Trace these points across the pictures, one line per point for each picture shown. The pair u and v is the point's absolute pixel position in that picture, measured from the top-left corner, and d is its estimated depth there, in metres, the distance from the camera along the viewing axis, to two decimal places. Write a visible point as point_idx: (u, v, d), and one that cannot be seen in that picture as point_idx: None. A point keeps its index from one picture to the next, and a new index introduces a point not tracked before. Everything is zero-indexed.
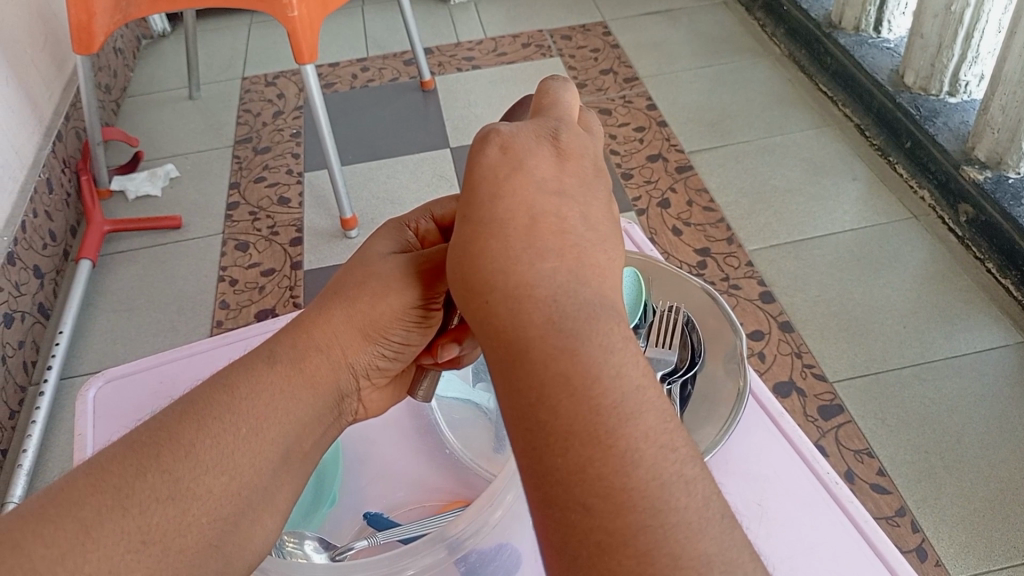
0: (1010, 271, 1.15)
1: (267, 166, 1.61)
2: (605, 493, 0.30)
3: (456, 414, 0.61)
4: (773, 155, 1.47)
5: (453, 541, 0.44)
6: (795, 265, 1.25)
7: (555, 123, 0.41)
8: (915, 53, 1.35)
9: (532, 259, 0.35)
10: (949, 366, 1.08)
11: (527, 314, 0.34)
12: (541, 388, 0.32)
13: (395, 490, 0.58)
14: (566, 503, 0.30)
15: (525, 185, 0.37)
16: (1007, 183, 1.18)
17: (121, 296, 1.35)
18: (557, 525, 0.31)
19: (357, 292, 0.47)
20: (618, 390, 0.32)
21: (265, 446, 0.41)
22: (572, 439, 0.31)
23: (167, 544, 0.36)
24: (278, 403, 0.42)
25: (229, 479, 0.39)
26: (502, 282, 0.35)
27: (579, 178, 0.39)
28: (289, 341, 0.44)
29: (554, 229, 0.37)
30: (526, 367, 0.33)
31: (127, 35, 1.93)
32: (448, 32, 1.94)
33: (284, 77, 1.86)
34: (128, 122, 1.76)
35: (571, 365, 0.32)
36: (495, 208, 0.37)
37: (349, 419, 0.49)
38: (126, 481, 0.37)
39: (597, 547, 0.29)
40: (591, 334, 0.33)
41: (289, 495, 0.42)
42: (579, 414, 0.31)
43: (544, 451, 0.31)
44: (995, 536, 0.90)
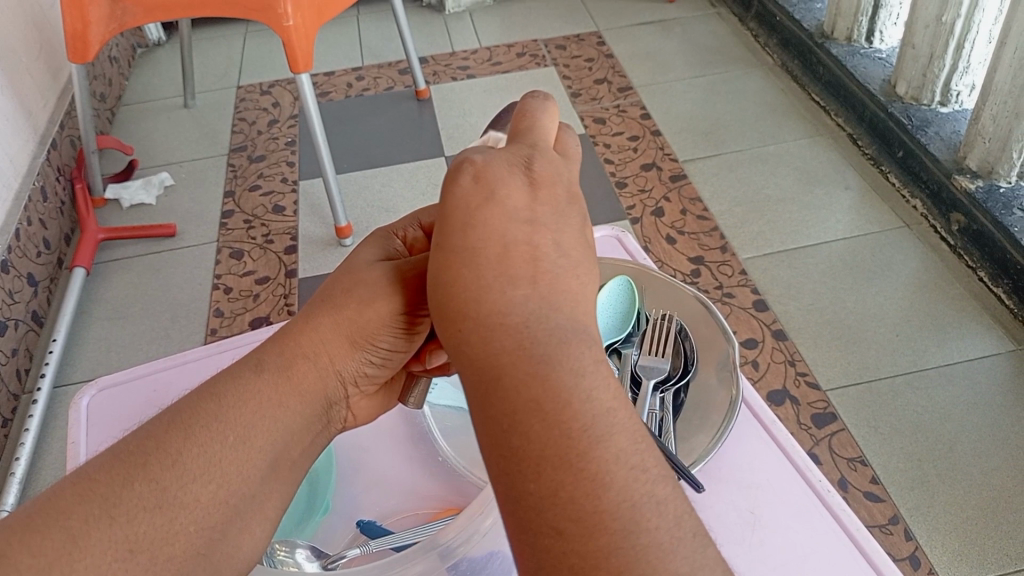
0: (1002, 280, 1.16)
1: (261, 174, 1.61)
2: (577, 516, 0.30)
3: (449, 422, 0.62)
4: (766, 164, 1.48)
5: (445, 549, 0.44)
6: (788, 273, 1.26)
7: (528, 153, 0.41)
8: (907, 63, 1.36)
9: (501, 284, 0.36)
10: (941, 375, 1.08)
11: (498, 341, 0.34)
12: (513, 415, 0.32)
13: (387, 499, 0.58)
14: (541, 527, 0.30)
15: (498, 215, 0.38)
16: (999, 192, 1.19)
17: (114, 304, 1.35)
18: (533, 550, 0.30)
19: (343, 300, 0.47)
20: (592, 411, 0.32)
21: (253, 454, 0.41)
22: (546, 461, 0.31)
23: (155, 553, 0.36)
24: (266, 410, 0.42)
25: (217, 487, 0.39)
26: (474, 311, 0.36)
27: (552, 206, 0.40)
28: (276, 349, 0.45)
29: (526, 257, 0.37)
30: (499, 394, 0.33)
31: (122, 43, 1.94)
32: (443, 42, 1.95)
33: (279, 86, 1.87)
34: (122, 130, 1.76)
35: (541, 391, 0.32)
36: (471, 236, 0.38)
37: (338, 427, 0.48)
38: (113, 489, 0.37)
39: (569, 569, 0.29)
40: (562, 359, 0.33)
41: (279, 503, 0.42)
42: (550, 439, 0.31)
43: (517, 476, 0.31)
44: (987, 544, 0.91)
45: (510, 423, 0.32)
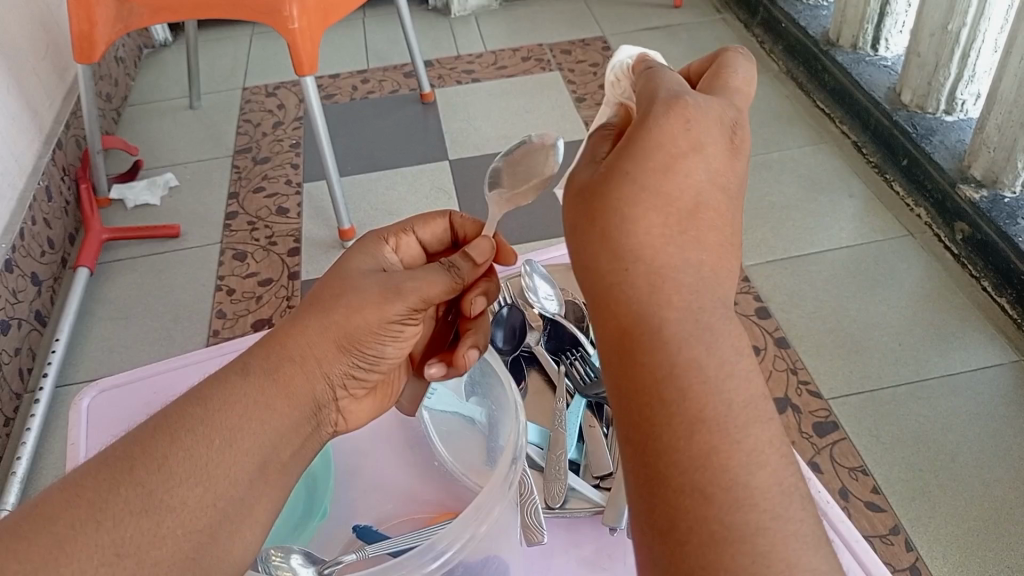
0: (1006, 290, 1.16)
1: (265, 176, 1.61)
2: (727, 487, 0.34)
3: (447, 427, 0.60)
4: (771, 171, 1.47)
5: (442, 555, 0.43)
6: (792, 281, 1.25)
7: (733, 114, 0.45)
8: (912, 71, 1.36)
9: (682, 245, 0.40)
10: (944, 385, 1.08)
11: (669, 297, 0.39)
12: (673, 367, 0.37)
13: (384, 504, 0.59)
14: (677, 488, 0.35)
15: (694, 169, 0.42)
16: (1003, 202, 1.18)
17: (117, 304, 1.36)
18: (666, 508, 0.35)
19: (333, 303, 0.47)
20: (744, 394, 0.37)
21: (239, 456, 0.41)
22: (696, 424, 0.35)
23: (141, 557, 0.37)
24: (252, 413, 0.42)
25: (204, 490, 0.39)
26: (647, 261, 0.39)
27: (734, 176, 0.44)
28: (263, 353, 0.44)
29: (707, 223, 0.41)
30: (659, 346, 0.38)
31: (129, 44, 1.94)
32: (448, 45, 1.95)
33: (284, 88, 1.87)
34: (128, 130, 1.77)
35: (702, 355, 0.37)
36: (658, 182, 0.41)
37: (330, 430, 0.48)
38: (99, 494, 0.37)
39: (711, 535, 0.33)
40: (723, 337, 0.38)
41: (269, 507, 0.42)
42: (707, 403, 0.36)
43: (667, 434, 0.36)
44: (989, 556, 0.90)
45: (656, 382, 0.37)
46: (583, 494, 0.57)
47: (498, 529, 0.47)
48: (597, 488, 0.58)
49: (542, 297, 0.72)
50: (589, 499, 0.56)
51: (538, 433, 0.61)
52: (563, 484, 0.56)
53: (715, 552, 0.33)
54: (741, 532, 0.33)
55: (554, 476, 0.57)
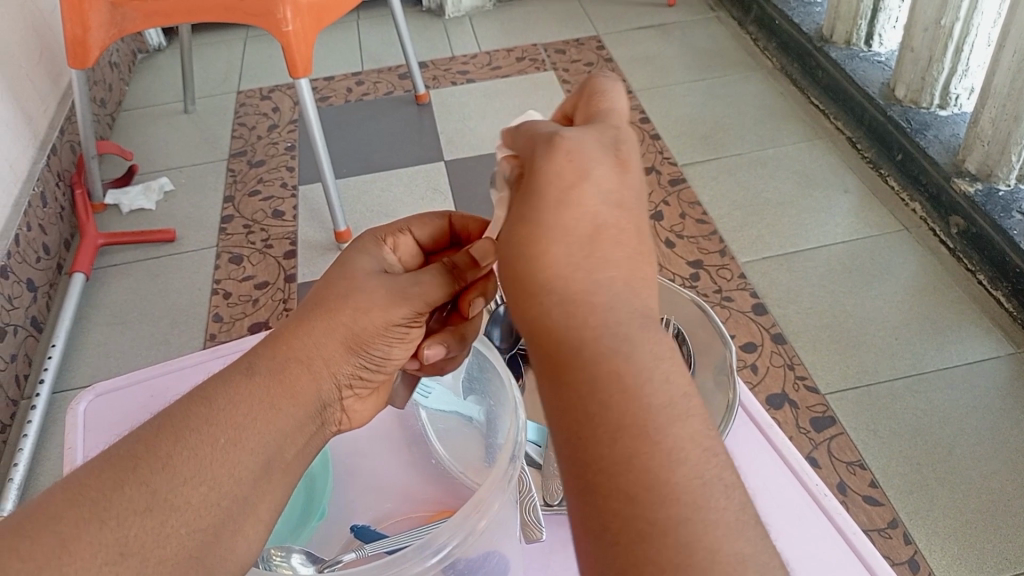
0: (1002, 283, 1.16)
1: (261, 179, 1.61)
2: (650, 486, 0.32)
3: (443, 424, 0.60)
4: (766, 168, 1.48)
5: (440, 551, 0.43)
6: (788, 277, 1.25)
7: (614, 133, 0.42)
8: (906, 66, 1.36)
9: (591, 265, 0.37)
10: (941, 378, 1.08)
11: (582, 317, 0.36)
12: (592, 385, 0.34)
13: (382, 502, 0.59)
14: (607, 492, 0.32)
15: (588, 193, 0.38)
16: (998, 195, 1.18)
17: (114, 309, 1.35)
18: (595, 514, 0.32)
19: (340, 304, 0.47)
20: (667, 391, 0.34)
21: (244, 455, 0.41)
22: (613, 431, 0.33)
23: (145, 556, 0.36)
24: (258, 412, 0.42)
25: (208, 489, 0.39)
26: (561, 286, 0.36)
27: (634, 191, 0.40)
28: (268, 353, 0.44)
29: (613, 240, 0.38)
30: (576, 365, 0.35)
31: (123, 49, 1.94)
32: (443, 46, 1.95)
33: (279, 91, 1.87)
34: (122, 135, 1.77)
35: (623, 364, 0.34)
36: (552, 212, 0.38)
37: (332, 429, 0.48)
38: (103, 493, 0.37)
39: (637, 535, 0.31)
40: (643, 339, 0.35)
41: (273, 506, 0.42)
42: (628, 410, 0.33)
43: (591, 441, 0.33)
44: (987, 548, 0.90)
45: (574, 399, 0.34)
46: None
47: (497, 524, 0.47)
48: None
49: None
50: None
51: (535, 430, 0.61)
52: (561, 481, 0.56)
53: (647, 552, 0.30)
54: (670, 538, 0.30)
55: (552, 473, 0.57)
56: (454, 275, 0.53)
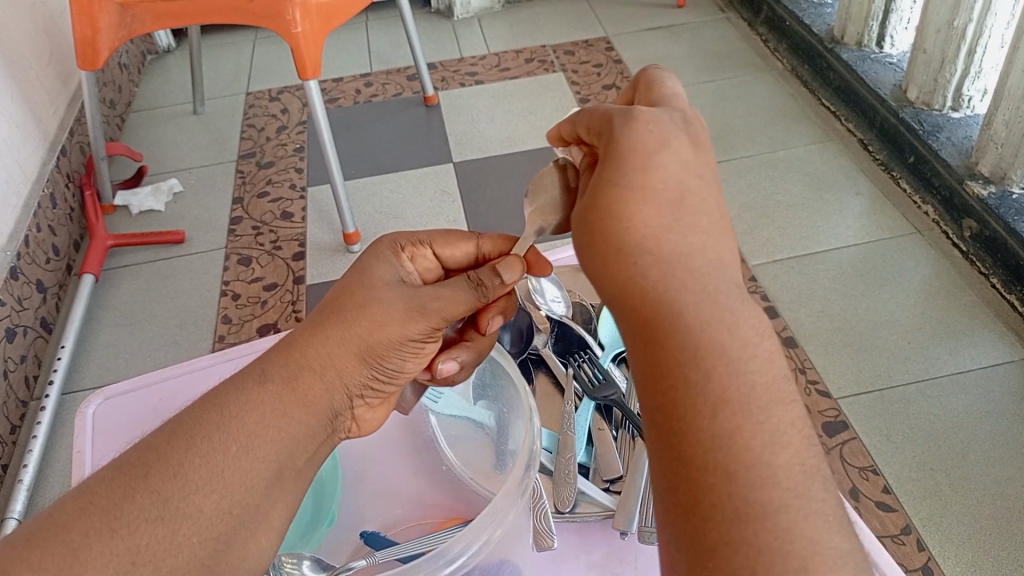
0: (1015, 286, 1.15)
1: (270, 180, 1.61)
2: (748, 466, 0.33)
3: (454, 431, 0.60)
4: (776, 170, 1.47)
5: (455, 561, 0.42)
6: (799, 279, 1.25)
7: (679, 113, 0.46)
8: (918, 68, 1.35)
9: (680, 227, 0.40)
10: (954, 383, 1.07)
11: (681, 277, 0.38)
12: (695, 351, 0.36)
13: (392, 508, 0.59)
14: (703, 466, 0.34)
15: (666, 159, 0.42)
16: (1012, 198, 1.17)
17: (123, 310, 1.35)
18: (687, 487, 0.34)
19: (357, 314, 0.47)
20: (759, 357, 0.37)
21: (256, 464, 0.40)
22: (706, 401, 0.35)
23: (158, 565, 0.36)
24: (271, 421, 0.42)
25: (220, 497, 0.39)
26: (653, 245, 0.39)
27: (707, 162, 0.44)
28: (280, 361, 0.44)
29: (692, 201, 0.42)
30: (667, 327, 0.37)
31: (132, 50, 1.95)
32: (451, 48, 1.95)
33: (288, 92, 1.87)
34: (132, 136, 1.77)
35: (730, 337, 0.37)
36: (623, 174, 0.42)
37: (341, 436, 0.48)
38: (114, 502, 0.37)
39: (738, 513, 0.33)
40: (740, 319, 0.38)
41: (283, 514, 0.42)
42: (731, 384, 0.35)
43: (689, 415, 0.35)
44: (1002, 555, 0.89)
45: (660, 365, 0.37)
46: (593, 498, 0.56)
47: (511, 533, 0.46)
48: (608, 491, 0.57)
49: (548, 299, 0.72)
50: (599, 502, 0.56)
51: (548, 438, 0.61)
52: (573, 488, 0.56)
53: (740, 533, 0.32)
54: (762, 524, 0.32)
55: (564, 480, 0.56)
56: (478, 291, 0.52)
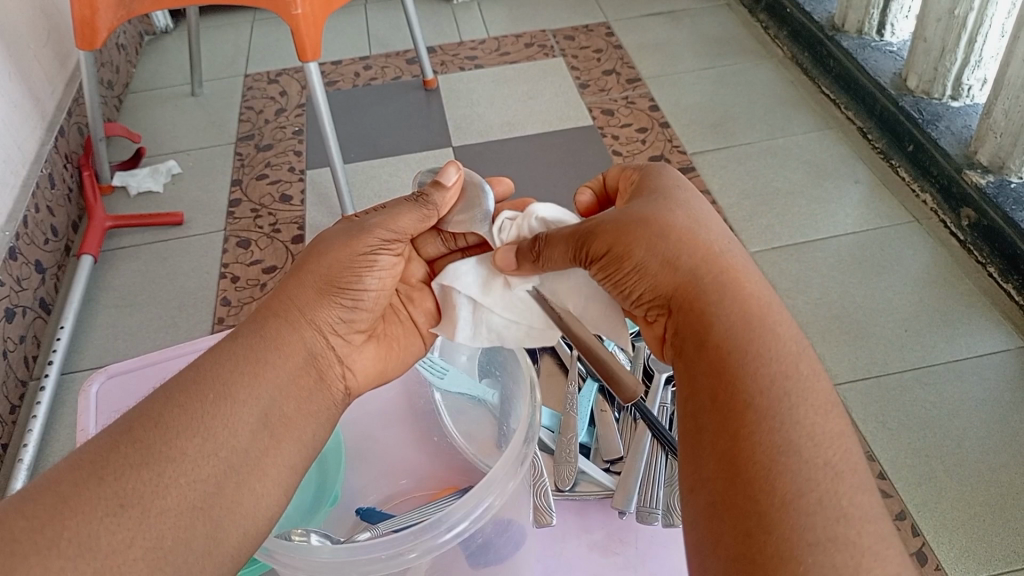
0: (1012, 275, 1.16)
1: (268, 163, 1.61)
2: (850, 466, 0.39)
3: (462, 408, 0.60)
4: (776, 157, 1.47)
5: (457, 526, 0.43)
6: (798, 266, 1.25)
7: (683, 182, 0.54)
8: (918, 57, 1.35)
9: (734, 270, 0.47)
10: (950, 370, 1.08)
11: (747, 314, 0.45)
12: (771, 377, 0.42)
13: (393, 483, 0.59)
14: (796, 465, 0.39)
15: (700, 219, 0.50)
16: (1009, 187, 1.18)
17: (122, 292, 1.36)
18: (782, 485, 0.38)
19: (327, 255, 0.53)
20: (820, 396, 0.42)
21: (237, 407, 0.45)
22: (770, 420, 0.41)
23: (145, 506, 0.40)
24: (250, 368, 0.47)
25: (202, 440, 0.43)
26: (718, 288, 0.46)
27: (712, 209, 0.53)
28: (251, 319, 0.50)
29: (730, 250, 0.49)
30: (733, 360, 0.43)
31: (129, 31, 1.93)
32: (451, 31, 1.94)
33: (287, 75, 1.86)
34: (130, 117, 1.77)
35: (788, 353, 0.44)
36: (679, 224, 0.49)
37: (342, 388, 0.52)
38: (100, 455, 0.41)
39: (842, 512, 0.37)
40: (781, 335, 0.44)
41: (279, 464, 0.46)
42: (806, 397, 0.42)
43: (781, 426, 0.40)
44: (995, 540, 0.91)
45: (733, 381, 0.42)
46: (593, 477, 0.57)
47: (511, 499, 0.48)
48: (608, 471, 0.58)
49: None
50: (599, 481, 0.56)
51: (550, 416, 0.61)
52: (574, 467, 0.57)
53: (794, 533, 0.36)
54: (812, 529, 0.36)
55: (565, 459, 0.57)
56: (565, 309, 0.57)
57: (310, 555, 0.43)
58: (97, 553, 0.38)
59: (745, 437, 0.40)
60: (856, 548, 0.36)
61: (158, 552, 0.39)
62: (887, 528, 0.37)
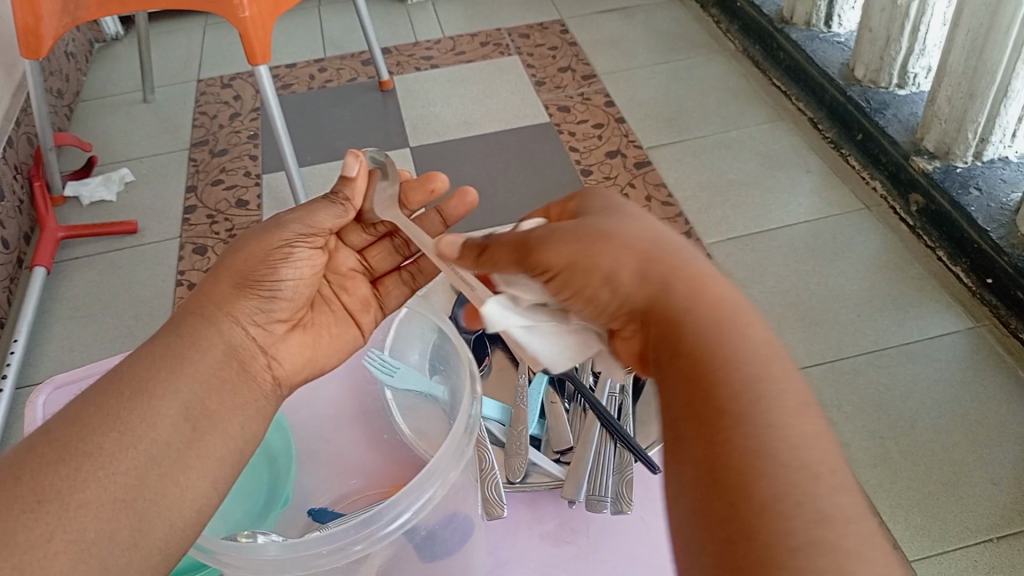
0: (961, 259, 1.18)
1: (223, 168, 1.59)
2: (831, 471, 0.34)
3: (411, 405, 0.60)
4: (729, 149, 1.49)
5: (400, 517, 0.43)
6: (753, 257, 1.27)
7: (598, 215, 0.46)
8: (864, 47, 1.37)
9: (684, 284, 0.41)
10: (902, 353, 1.10)
11: (694, 329, 0.39)
12: (728, 381, 0.36)
13: (344, 482, 0.59)
14: (757, 467, 0.34)
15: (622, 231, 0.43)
16: (955, 172, 1.21)
17: (76, 303, 1.33)
18: (752, 480, 0.33)
19: (242, 250, 0.53)
20: (796, 395, 0.36)
21: (155, 401, 0.44)
22: (744, 423, 0.35)
23: (63, 501, 0.39)
24: (163, 363, 0.46)
25: (121, 434, 0.42)
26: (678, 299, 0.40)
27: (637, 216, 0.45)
28: (170, 322, 0.50)
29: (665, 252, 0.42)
30: (700, 377, 0.37)
31: (78, 38, 1.90)
32: (406, 32, 1.93)
33: (240, 79, 1.84)
34: (81, 126, 1.74)
35: (751, 355, 0.37)
36: (628, 230, 0.43)
37: (269, 381, 0.51)
38: (18, 457, 0.41)
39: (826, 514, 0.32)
40: (738, 336, 0.38)
41: (208, 455, 0.45)
42: (763, 399, 0.35)
43: (747, 431, 0.34)
44: (948, 518, 0.93)
45: (705, 388, 0.37)
46: (545, 468, 0.57)
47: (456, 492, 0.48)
48: (558, 462, 0.58)
49: None
50: (549, 473, 0.57)
51: (499, 409, 0.61)
52: (524, 459, 0.57)
53: (777, 536, 0.31)
54: (796, 533, 0.31)
55: (514, 451, 0.57)
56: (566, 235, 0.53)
57: (257, 554, 0.42)
58: (16, 548, 0.37)
59: (721, 443, 0.35)
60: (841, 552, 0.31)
61: (82, 546, 0.39)
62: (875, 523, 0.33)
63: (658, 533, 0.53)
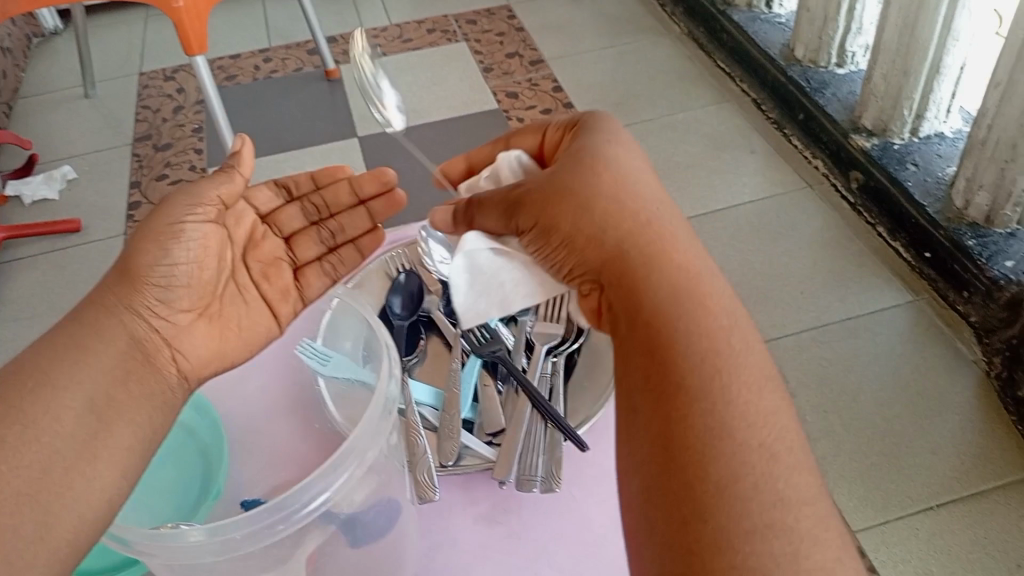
0: (899, 234, 1.20)
1: (168, 163, 1.56)
2: (784, 450, 0.40)
3: (343, 392, 0.59)
4: (676, 132, 1.50)
5: (321, 497, 0.43)
6: (699, 238, 1.28)
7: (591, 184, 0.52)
8: (803, 27, 1.39)
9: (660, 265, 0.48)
10: (845, 328, 1.12)
11: (668, 306, 0.45)
12: (697, 359, 0.43)
13: (277, 472, 0.58)
14: (716, 443, 0.39)
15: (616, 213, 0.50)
16: (893, 149, 1.23)
17: (19, 304, 1.31)
18: (702, 461, 0.39)
19: (138, 238, 0.54)
20: (754, 371, 0.43)
21: (57, 393, 0.46)
22: (702, 402, 0.41)
23: None
24: (65, 353, 0.48)
25: (23, 427, 0.44)
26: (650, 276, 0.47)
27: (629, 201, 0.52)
28: (74, 313, 0.51)
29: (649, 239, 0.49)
30: (668, 350, 0.43)
31: (15, 33, 1.86)
32: (352, 20, 1.92)
33: (184, 72, 1.81)
34: (20, 124, 1.70)
35: (719, 342, 0.44)
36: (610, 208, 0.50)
37: (173, 370, 0.53)
38: None
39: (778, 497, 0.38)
40: (703, 322, 0.45)
41: (116, 447, 0.46)
42: (726, 381, 0.42)
43: (710, 408, 0.41)
44: (889, 487, 0.95)
45: (665, 365, 0.43)
46: (478, 451, 0.57)
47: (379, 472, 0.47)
48: (492, 445, 0.58)
49: (439, 259, 0.67)
50: (482, 455, 0.57)
51: (431, 394, 0.60)
52: (456, 442, 0.57)
53: (732, 521, 0.37)
54: (750, 516, 0.37)
55: (447, 435, 0.57)
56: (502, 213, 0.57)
57: (173, 540, 0.41)
58: None
59: (678, 418, 0.41)
60: (795, 533, 0.36)
61: None
62: (821, 504, 0.38)
63: (590, 511, 0.54)
